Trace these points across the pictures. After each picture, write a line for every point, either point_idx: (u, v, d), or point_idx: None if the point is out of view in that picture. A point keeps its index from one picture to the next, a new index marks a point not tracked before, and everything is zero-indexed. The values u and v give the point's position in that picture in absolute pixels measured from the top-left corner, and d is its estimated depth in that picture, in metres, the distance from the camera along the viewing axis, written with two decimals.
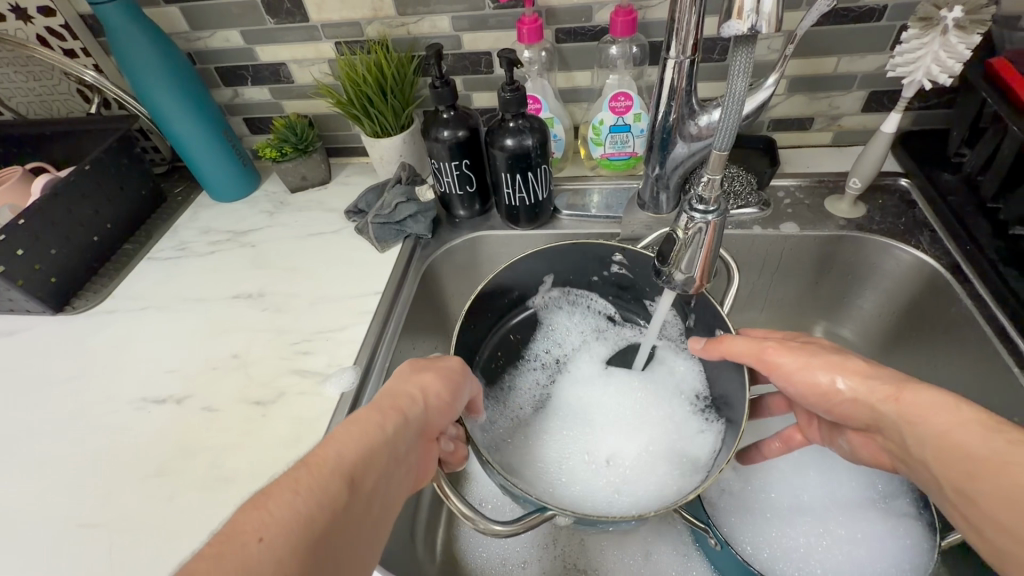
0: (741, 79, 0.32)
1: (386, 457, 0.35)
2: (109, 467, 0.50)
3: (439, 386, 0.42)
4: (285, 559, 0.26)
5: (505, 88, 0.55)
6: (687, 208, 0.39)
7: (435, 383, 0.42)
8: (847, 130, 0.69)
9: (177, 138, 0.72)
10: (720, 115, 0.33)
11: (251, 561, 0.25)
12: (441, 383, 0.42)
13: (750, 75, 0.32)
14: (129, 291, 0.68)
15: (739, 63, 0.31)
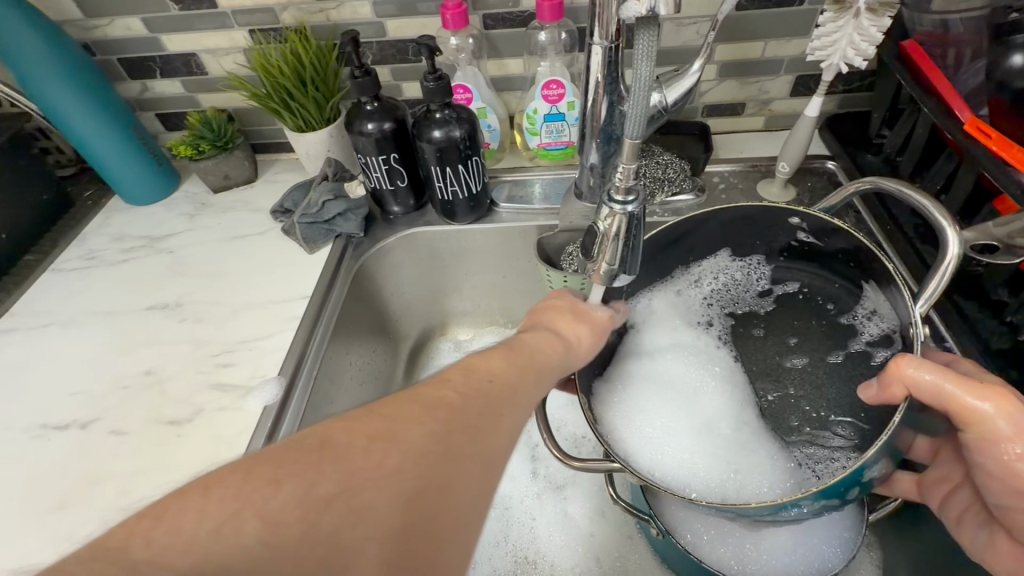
0: (646, 64, 0.31)
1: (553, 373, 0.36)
2: (2, 503, 0.45)
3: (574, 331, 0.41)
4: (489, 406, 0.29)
5: (427, 78, 0.53)
6: (607, 199, 0.38)
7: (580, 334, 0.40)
8: (777, 115, 0.70)
9: (77, 137, 0.66)
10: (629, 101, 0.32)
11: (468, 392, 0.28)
12: (586, 335, 0.41)
13: (654, 61, 0.31)
14: (30, 306, 0.62)
15: (642, 46, 0.30)
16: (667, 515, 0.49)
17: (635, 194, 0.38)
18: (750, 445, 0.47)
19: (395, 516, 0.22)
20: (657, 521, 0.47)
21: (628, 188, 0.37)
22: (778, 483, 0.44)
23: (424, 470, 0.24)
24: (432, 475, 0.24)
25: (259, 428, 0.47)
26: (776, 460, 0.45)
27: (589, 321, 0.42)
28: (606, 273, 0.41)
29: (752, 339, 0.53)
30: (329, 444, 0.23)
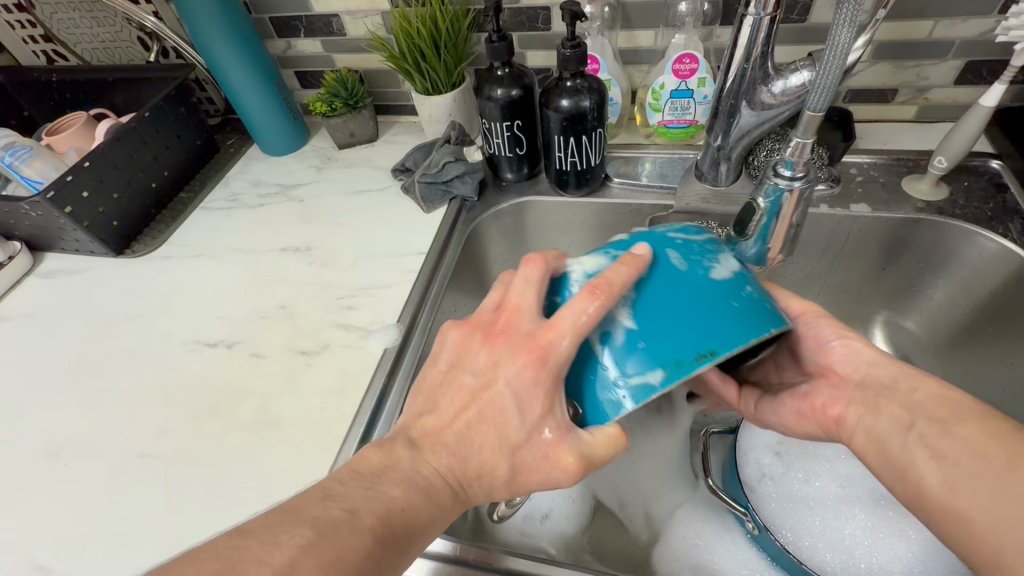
0: (848, 29, 0.32)
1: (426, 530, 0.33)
2: (165, 400, 0.52)
3: (489, 420, 0.34)
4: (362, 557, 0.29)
5: (565, 45, 0.53)
6: (773, 174, 0.40)
7: (490, 416, 0.34)
8: (934, 105, 0.63)
9: (230, 87, 0.72)
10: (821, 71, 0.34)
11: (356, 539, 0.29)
12: (498, 419, 0.33)
13: (857, 27, 0.32)
14: (184, 238, 0.71)
15: (847, 8, 0.32)
16: (766, 513, 0.48)
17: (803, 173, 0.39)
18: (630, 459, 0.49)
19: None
20: (754, 515, 0.44)
21: (798, 166, 0.39)
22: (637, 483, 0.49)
23: (399, 519, 0.32)
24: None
25: (380, 366, 0.51)
26: None
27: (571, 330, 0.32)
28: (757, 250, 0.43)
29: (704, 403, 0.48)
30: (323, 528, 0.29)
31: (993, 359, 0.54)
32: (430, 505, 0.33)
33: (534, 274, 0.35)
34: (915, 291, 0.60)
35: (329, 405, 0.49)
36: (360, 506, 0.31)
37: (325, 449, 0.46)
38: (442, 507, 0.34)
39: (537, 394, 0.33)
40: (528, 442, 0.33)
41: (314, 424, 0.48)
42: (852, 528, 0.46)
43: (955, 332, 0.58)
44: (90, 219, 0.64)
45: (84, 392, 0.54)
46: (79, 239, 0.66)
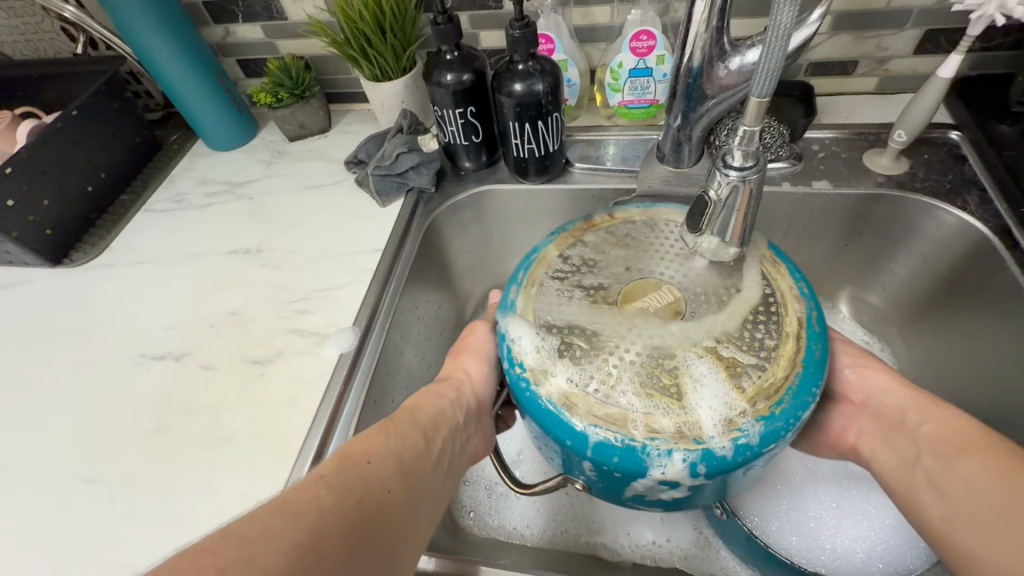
0: (788, 9, 0.28)
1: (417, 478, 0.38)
2: (109, 420, 0.49)
3: (428, 399, 0.46)
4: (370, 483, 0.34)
5: (513, 25, 0.50)
6: (720, 166, 0.35)
7: (427, 406, 0.45)
8: (894, 76, 0.62)
9: (165, 80, 0.68)
10: (762, 53, 0.30)
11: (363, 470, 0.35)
12: (435, 410, 0.44)
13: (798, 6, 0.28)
14: (126, 244, 0.67)
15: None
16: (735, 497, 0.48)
17: (754, 161, 0.35)
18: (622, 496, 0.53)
19: (385, 533, 0.33)
20: (721, 501, 0.44)
21: (748, 155, 0.34)
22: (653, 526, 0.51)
23: (402, 468, 0.37)
24: (339, 503, 0.32)
25: (336, 373, 0.49)
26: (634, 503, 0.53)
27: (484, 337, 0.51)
28: (715, 243, 0.39)
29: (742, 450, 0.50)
30: (336, 480, 0.33)
31: (952, 332, 0.54)
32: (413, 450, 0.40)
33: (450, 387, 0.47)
34: (879, 266, 0.60)
35: (285, 416, 0.47)
36: (365, 453, 0.36)
37: (281, 463, 0.44)
38: (424, 462, 0.40)
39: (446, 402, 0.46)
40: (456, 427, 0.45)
41: (269, 437, 0.46)
42: (818, 510, 0.46)
43: (917, 306, 0.58)
44: (19, 229, 0.60)
45: (23, 416, 0.51)
46: (9, 251, 0.62)
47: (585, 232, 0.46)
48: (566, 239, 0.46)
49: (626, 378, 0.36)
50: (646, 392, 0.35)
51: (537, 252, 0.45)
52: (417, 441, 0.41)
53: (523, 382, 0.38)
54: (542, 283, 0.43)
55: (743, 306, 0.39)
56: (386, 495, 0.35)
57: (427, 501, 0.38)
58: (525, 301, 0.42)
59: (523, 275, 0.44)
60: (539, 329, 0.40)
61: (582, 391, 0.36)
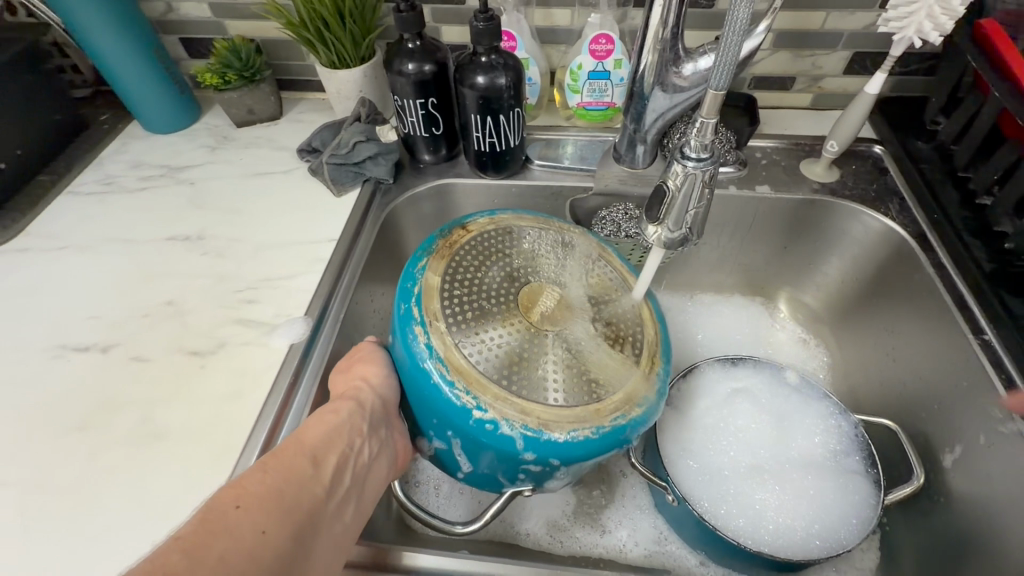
0: (744, 6, 0.30)
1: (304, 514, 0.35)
2: (19, 418, 0.44)
3: (319, 422, 0.41)
4: (240, 533, 0.31)
5: (477, 17, 0.50)
6: (679, 156, 0.37)
7: (314, 430, 0.40)
8: (827, 93, 0.67)
9: (96, 53, 0.63)
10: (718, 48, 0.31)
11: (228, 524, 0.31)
12: (325, 430, 0.41)
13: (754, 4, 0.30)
14: (44, 227, 0.60)
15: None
16: (686, 484, 0.49)
17: (709, 154, 0.36)
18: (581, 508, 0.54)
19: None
20: (674, 487, 0.46)
21: (704, 147, 0.36)
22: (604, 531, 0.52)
23: (281, 507, 0.34)
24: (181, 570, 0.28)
25: (285, 365, 0.47)
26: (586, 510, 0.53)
27: (372, 352, 0.46)
28: (669, 236, 0.40)
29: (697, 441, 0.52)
30: (193, 540, 0.30)
31: (877, 327, 0.59)
32: (295, 484, 0.36)
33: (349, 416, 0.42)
34: (812, 267, 0.64)
35: (228, 409, 0.44)
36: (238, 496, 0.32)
37: (220, 461, 0.41)
38: (321, 494, 0.37)
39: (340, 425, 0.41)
40: (361, 438, 0.42)
41: (208, 433, 0.43)
42: (762, 493, 0.48)
43: (846, 305, 0.63)
44: None
45: None
46: None
47: (450, 251, 0.44)
48: (439, 265, 0.42)
49: (575, 383, 0.38)
50: (593, 391, 0.38)
51: (417, 285, 0.41)
52: (305, 468, 0.37)
53: (484, 421, 0.36)
54: (445, 313, 0.39)
55: (609, 296, 0.44)
56: (262, 539, 0.32)
57: (325, 537, 0.35)
58: (441, 343, 0.38)
59: (418, 312, 0.39)
60: (472, 367, 0.37)
61: (549, 410, 0.37)
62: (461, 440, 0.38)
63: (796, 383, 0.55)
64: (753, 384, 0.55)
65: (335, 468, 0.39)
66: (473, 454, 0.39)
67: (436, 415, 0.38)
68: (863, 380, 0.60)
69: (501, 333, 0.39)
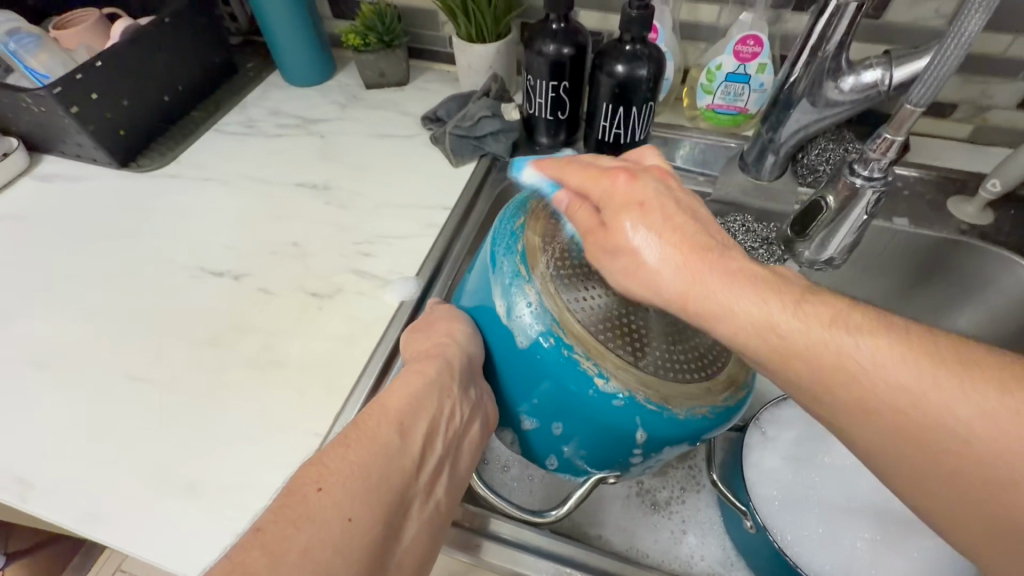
0: (976, 18, 0.30)
1: (392, 498, 0.32)
2: (163, 325, 0.49)
3: (403, 387, 0.39)
4: (326, 518, 0.29)
5: (631, 5, 0.49)
6: (849, 172, 0.39)
7: (397, 396, 0.38)
8: (991, 126, 0.61)
9: (259, 6, 0.67)
10: (933, 61, 0.32)
11: (311, 506, 0.29)
12: (410, 396, 0.38)
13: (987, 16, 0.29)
14: (193, 159, 0.66)
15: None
16: (770, 514, 0.47)
17: (882, 175, 0.38)
18: (642, 520, 0.53)
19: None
20: (755, 515, 0.43)
21: (878, 168, 0.38)
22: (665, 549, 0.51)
23: (370, 487, 0.32)
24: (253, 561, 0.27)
25: (394, 319, 0.49)
26: (644, 524, 0.52)
27: (451, 311, 0.41)
28: (815, 250, 0.43)
29: (786, 473, 0.49)
30: (272, 532, 0.28)
31: None
32: (380, 458, 0.33)
33: (431, 374, 0.38)
34: (941, 315, 0.59)
35: (340, 351, 0.47)
36: (325, 479, 0.31)
37: (328, 400, 0.44)
38: (411, 474, 0.34)
39: (422, 389, 0.38)
40: (451, 400, 0.38)
41: (319, 372, 0.46)
42: (855, 541, 0.46)
43: None
44: (96, 124, 0.60)
45: (78, 305, 0.51)
46: (82, 145, 0.62)
47: (549, 210, 0.39)
48: (539, 223, 0.38)
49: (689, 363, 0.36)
50: (703, 369, 0.36)
51: (520, 243, 0.37)
52: (391, 439, 0.34)
53: (607, 391, 0.33)
54: (554, 275, 0.35)
55: None
56: (349, 527, 0.29)
57: (417, 523, 0.33)
58: (553, 304, 0.34)
59: (525, 270, 0.36)
60: (593, 333, 0.34)
61: (667, 384, 0.34)
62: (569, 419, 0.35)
63: None
64: None
65: (426, 438, 0.36)
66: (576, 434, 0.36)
67: (540, 392, 0.36)
68: None
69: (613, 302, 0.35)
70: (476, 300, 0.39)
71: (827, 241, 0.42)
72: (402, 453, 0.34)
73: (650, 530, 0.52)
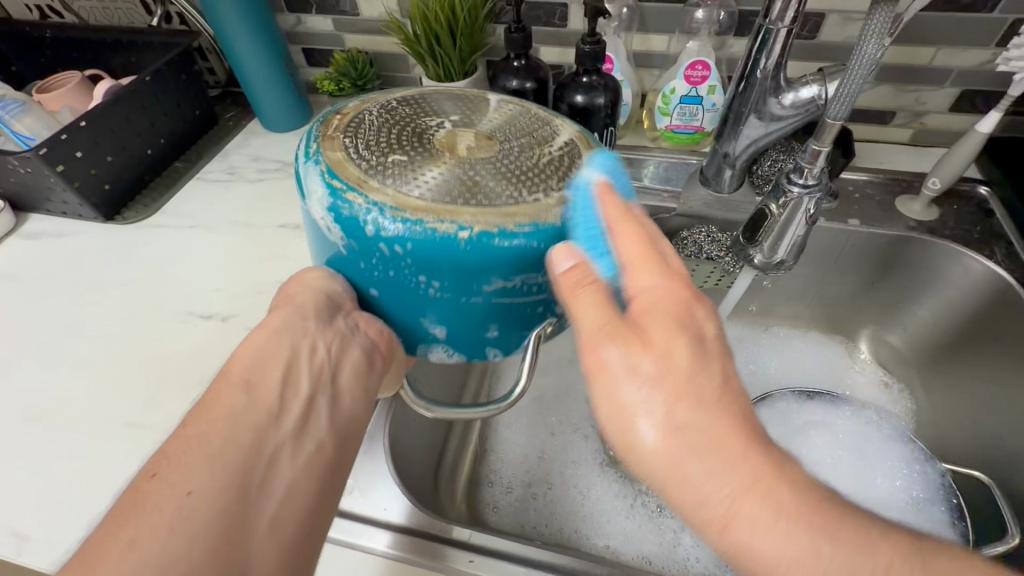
0: (874, 41, 0.34)
1: (252, 464, 0.30)
2: (154, 370, 0.50)
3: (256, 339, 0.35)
4: (163, 506, 0.27)
5: (585, 40, 0.53)
6: (786, 182, 0.43)
7: (248, 351, 0.34)
8: (929, 129, 0.65)
9: (236, 60, 0.71)
10: (844, 82, 0.37)
11: (147, 497, 0.27)
12: (259, 349, 0.34)
13: (884, 39, 0.34)
14: (178, 208, 0.68)
15: (875, 21, 0.34)
16: None
17: (816, 182, 0.42)
18: (635, 521, 0.54)
19: (212, 554, 0.27)
20: None
21: (811, 176, 0.41)
22: (659, 550, 0.52)
23: (215, 456, 0.29)
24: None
25: None
26: (638, 526, 0.54)
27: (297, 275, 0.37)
28: (766, 258, 0.46)
29: None
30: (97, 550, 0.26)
31: (975, 378, 0.56)
32: (229, 429, 0.31)
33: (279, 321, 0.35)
34: (901, 307, 0.62)
35: None
36: (160, 467, 0.28)
37: None
38: (270, 425, 0.32)
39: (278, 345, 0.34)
40: (307, 336, 0.35)
41: None
42: None
43: (936, 350, 0.60)
44: (82, 181, 0.62)
45: (68, 358, 0.52)
46: (68, 201, 0.64)
47: (337, 129, 0.35)
48: (335, 142, 0.33)
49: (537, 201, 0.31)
50: (556, 169, 0.33)
51: (321, 163, 0.32)
52: (236, 398, 0.32)
53: (474, 238, 0.29)
54: (370, 171, 0.31)
55: (512, 117, 0.36)
56: (188, 503, 0.27)
57: (288, 475, 0.31)
58: (384, 197, 0.30)
59: (339, 183, 0.31)
60: (412, 197, 0.30)
61: (531, 205, 0.31)
62: (468, 289, 0.31)
63: (878, 422, 0.53)
64: (829, 419, 0.54)
65: (285, 386, 0.33)
66: (492, 301, 0.32)
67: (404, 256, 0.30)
68: (951, 428, 0.57)
69: (420, 173, 0.31)
70: (321, 249, 0.34)
71: (776, 249, 0.45)
72: (256, 411, 0.32)
73: (644, 531, 0.54)
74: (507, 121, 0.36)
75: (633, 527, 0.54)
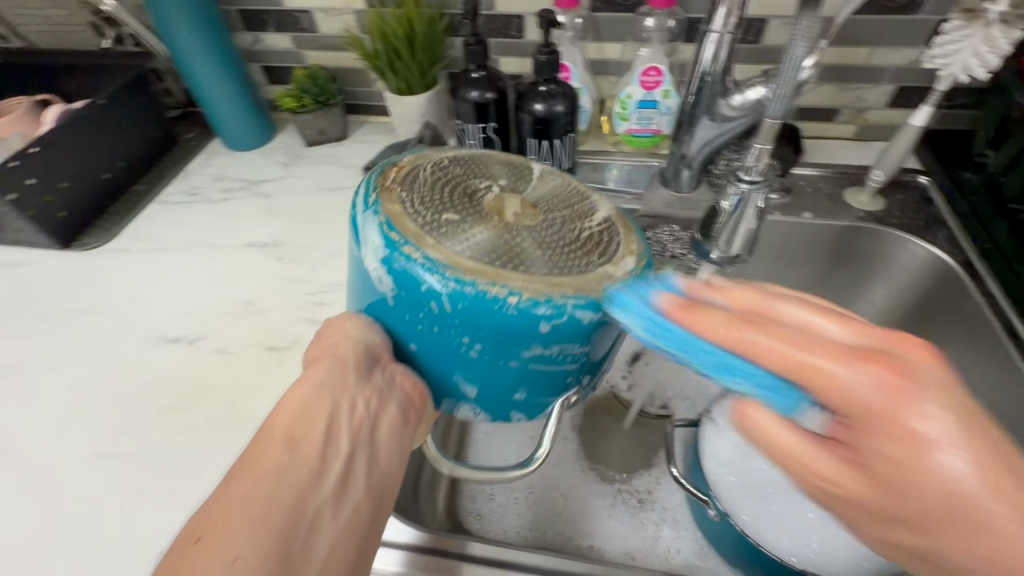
0: (803, 43, 0.37)
1: (299, 520, 0.30)
2: (119, 398, 0.49)
3: (293, 394, 0.35)
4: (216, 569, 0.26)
5: (539, 51, 0.55)
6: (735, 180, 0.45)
7: (286, 408, 0.34)
8: (871, 125, 0.69)
9: (194, 80, 0.70)
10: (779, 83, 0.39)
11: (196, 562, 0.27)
12: (299, 404, 0.34)
13: (811, 41, 0.37)
14: (140, 231, 0.67)
15: (801, 27, 0.36)
16: None
17: (762, 178, 0.44)
18: (618, 518, 0.55)
19: None
20: (716, 502, 0.46)
21: (757, 172, 0.43)
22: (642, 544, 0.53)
23: (261, 516, 0.29)
24: None
25: None
26: (620, 522, 0.55)
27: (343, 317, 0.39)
28: (722, 253, 0.48)
29: None
30: None
31: None
32: (272, 482, 0.30)
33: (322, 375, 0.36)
34: (856, 294, 0.65)
35: None
36: (201, 529, 0.28)
37: None
38: (314, 479, 0.31)
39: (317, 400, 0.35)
40: (348, 392, 0.36)
41: None
42: None
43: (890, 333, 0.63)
44: (36, 208, 0.61)
45: (27, 391, 0.51)
46: (22, 230, 0.62)
47: (395, 181, 0.36)
48: (393, 194, 0.35)
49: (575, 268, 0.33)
50: (596, 247, 0.35)
51: (380, 213, 0.34)
52: (280, 456, 0.32)
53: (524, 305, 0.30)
54: (426, 228, 0.33)
55: (558, 188, 0.38)
56: (235, 569, 0.27)
57: (332, 532, 0.31)
58: (439, 254, 0.31)
59: (397, 236, 0.32)
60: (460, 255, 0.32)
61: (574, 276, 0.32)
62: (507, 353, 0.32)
63: None
64: None
65: (325, 441, 0.33)
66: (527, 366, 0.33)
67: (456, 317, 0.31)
68: None
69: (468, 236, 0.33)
70: (367, 297, 0.36)
71: (730, 244, 0.48)
72: (299, 466, 0.32)
73: (626, 526, 0.55)
74: (555, 193, 0.38)
75: (616, 524, 0.55)
